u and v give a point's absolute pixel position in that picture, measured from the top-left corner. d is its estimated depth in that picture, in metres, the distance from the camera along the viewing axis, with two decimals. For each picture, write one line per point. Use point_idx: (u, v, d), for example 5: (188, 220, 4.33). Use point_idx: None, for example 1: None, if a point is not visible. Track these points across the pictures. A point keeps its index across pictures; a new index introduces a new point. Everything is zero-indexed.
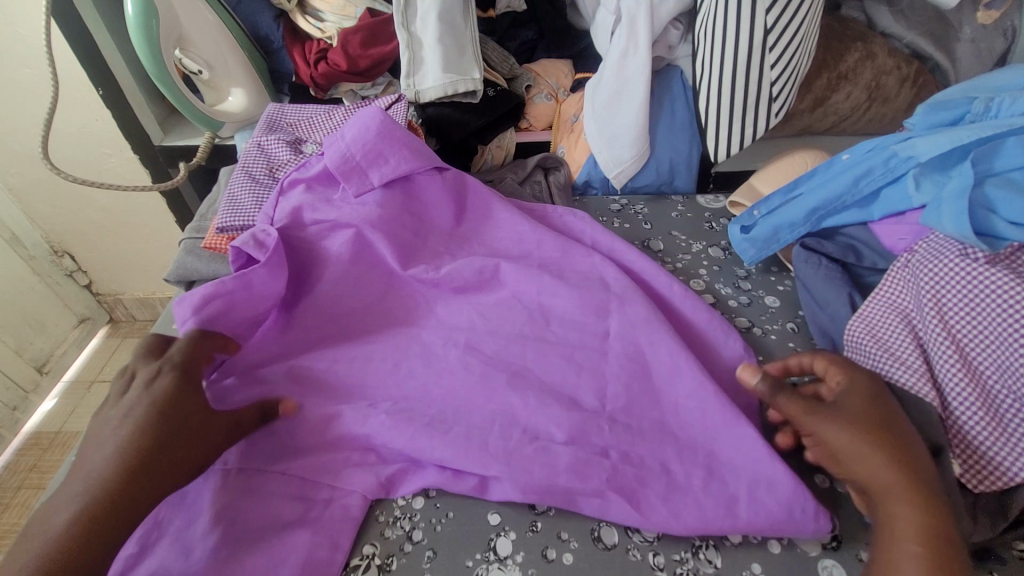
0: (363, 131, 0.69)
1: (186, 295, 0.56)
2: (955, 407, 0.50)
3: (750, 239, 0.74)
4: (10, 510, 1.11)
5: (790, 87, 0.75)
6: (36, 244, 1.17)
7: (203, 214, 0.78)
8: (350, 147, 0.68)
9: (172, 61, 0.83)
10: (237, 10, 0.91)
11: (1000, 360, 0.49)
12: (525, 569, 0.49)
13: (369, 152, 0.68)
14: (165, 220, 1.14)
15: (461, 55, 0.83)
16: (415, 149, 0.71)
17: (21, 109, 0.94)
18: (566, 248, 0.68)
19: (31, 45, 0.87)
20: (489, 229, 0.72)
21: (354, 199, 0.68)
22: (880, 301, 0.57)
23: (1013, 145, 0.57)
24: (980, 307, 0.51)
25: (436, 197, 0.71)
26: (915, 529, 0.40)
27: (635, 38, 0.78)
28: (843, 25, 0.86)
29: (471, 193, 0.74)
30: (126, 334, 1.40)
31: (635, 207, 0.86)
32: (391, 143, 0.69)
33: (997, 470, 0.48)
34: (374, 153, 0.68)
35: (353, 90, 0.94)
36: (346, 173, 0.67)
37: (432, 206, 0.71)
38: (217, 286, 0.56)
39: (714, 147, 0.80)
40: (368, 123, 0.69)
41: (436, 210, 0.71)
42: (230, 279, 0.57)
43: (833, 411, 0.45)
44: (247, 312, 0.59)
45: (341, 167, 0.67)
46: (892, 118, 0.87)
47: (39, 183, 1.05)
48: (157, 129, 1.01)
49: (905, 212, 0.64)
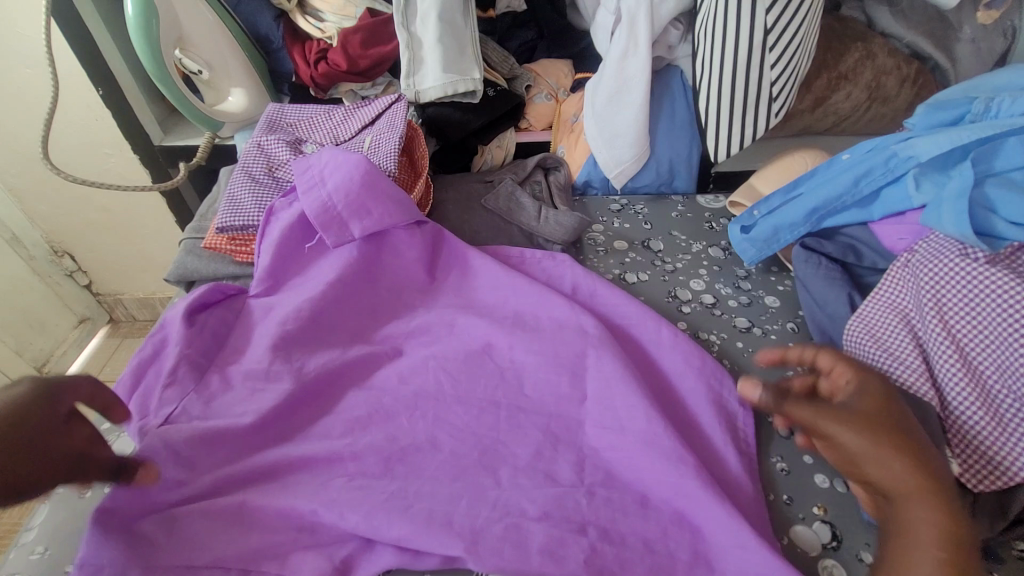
0: (342, 183, 0.67)
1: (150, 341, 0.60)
2: (954, 407, 0.50)
3: (750, 239, 0.74)
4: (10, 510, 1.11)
5: (790, 87, 0.75)
6: (37, 245, 1.17)
7: (203, 214, 0.78)
8: (326, 200, 0.66)
9: (172, 61, 0.83)
10: (237, 10, 0.91)
11: (1000, 359, 0.49)
12: None
13: (352, 204, 0.66)
14: (166, 220, 1.14)
15: (461, 55, 0.83)
16: (395, 202, 0.68)
17: (21, 109, 0.94)
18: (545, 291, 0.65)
19: (30, 44, 0.87)
20: (467, 272, 0.69)
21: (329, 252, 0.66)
22: (880, 302, 0.57)
23: (1014, 145, 0.57)
24: (981, 307, 0.51)
25: (411, 250, 0.68)
26: (936, 535, 0.39)
27: (635, 38, 0.78)
28: (843, 25, 0.86)
29: (448, 242, 0.71)
30: (126, 334, 1.40)
31: (635, 207, 0.86)
32: (370, 195, 0.66)
33: (999, 470, 0.47)
34: (356, 205, 0.66)
35: (353, 90, 0.94)
36: (328, 225, 0.65)
37: (409, 261, 0.68)
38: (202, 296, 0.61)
39: (714, 147, 0.80)
40: (353, 173, 0.67)
41: (412, 261, 0.68)
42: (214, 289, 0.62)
43: (839, 412, 0.44)
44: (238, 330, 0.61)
45: (323, 218, 0.66)
46: (892, 118, 0.87)
47: (39, 183, 1.05)
48: (157, 129, 1.01)
49: (905, 212, 0.64)
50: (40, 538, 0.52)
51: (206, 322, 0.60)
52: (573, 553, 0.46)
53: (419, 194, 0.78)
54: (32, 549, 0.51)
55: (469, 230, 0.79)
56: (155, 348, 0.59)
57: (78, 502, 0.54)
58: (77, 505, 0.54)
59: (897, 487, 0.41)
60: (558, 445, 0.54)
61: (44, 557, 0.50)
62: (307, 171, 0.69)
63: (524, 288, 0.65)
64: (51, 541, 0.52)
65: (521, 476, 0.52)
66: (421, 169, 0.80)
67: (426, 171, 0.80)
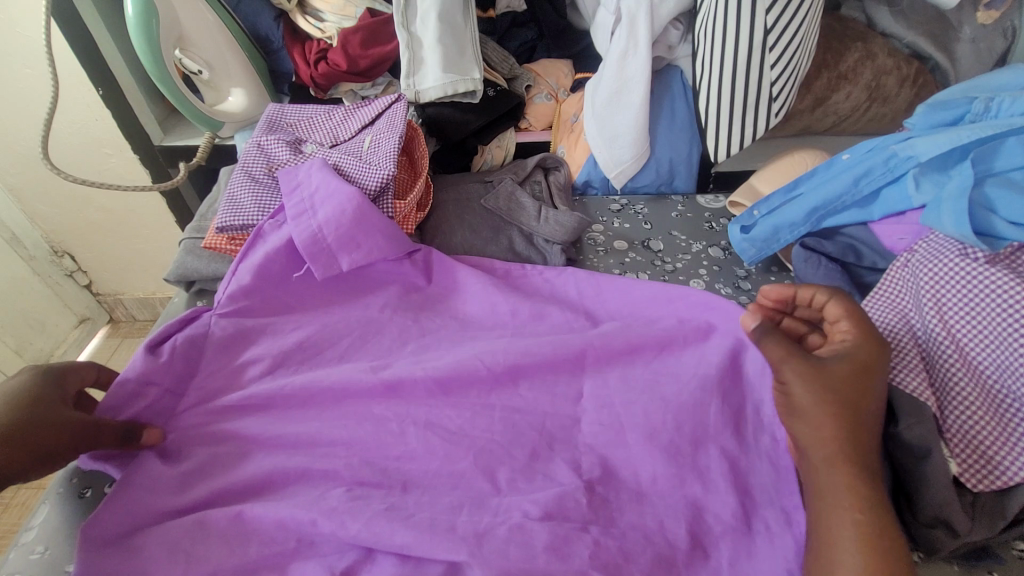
0: (336, 215, 0.65)
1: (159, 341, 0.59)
2: (954, 408, 0.49)
3: (750, 239, 0.74)
4: (10, 510, 1.11)
5: (790, 87, 0.75)
6: (36, 244, 1.17)
7: (203, 214, 0.78)
8: (319, 229, 0.64)
9: (172, 61, 0.83)
10: (237, 10, 0.91)
11: (1000, 359, 0.49)
12: None
13: (341, 237, 0.64)
14: (166, 220, 1.14)
15: (461, 55, 0.83)
16: (389, 234, 0.66)
17: (21, 109, 0.94)
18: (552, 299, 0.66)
19: (30, 44, 0.87)
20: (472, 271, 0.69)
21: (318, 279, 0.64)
22: (879, 301, 0.57)
23: (1014, 145, 0.57)
24: (981, 307, 0.51)
25: (406, 270, 0.68)
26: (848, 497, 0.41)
27: (635, 38, 0.78)
28: (843, 25, 0.86)
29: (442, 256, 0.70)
30: (127, 334, 1.40)
31: (635, 207, 0.86)
32: (364, 230, 0.65)
33: (996, 470, 0.48)
34: (347, 238, 0.64)
35: (352, 90, 0.94)
36: (315, 255, 0.63)
37: (404, 279, 0.68)
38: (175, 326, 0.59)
39: (714, 147, 0.80)
40: (344, 203, 0.66)
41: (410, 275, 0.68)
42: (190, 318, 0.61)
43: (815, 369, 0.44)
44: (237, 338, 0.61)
45: (311, 247, 0.64)
46: (892, 118, 0.87)
47: (39, 183, 1.05)
48: (156, 129, 1.02)
49: (905, 212, 0.64)
50: (40, 538, 0.52)
51: (175, 353, 0.57)
52: (576, 553, 0.46)
53: (418, 194, 0.78)
54: (32, 549, 0.51)
55: (469, 230, 0.79)
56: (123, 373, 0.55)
57: (77, 501, 0.54)
58: (76, 505, 0.54)
59: (823, 444, 0.43)
60: (557, 445, 0.54)
61: (44, 557, 0.51)
62: (297, 196, 0.67)
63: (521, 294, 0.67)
64: (51, 541, 0.52)
65: (521, 477, 0.52)
66: (421, 169, 0.80)
67: (426, 171, 0.80)
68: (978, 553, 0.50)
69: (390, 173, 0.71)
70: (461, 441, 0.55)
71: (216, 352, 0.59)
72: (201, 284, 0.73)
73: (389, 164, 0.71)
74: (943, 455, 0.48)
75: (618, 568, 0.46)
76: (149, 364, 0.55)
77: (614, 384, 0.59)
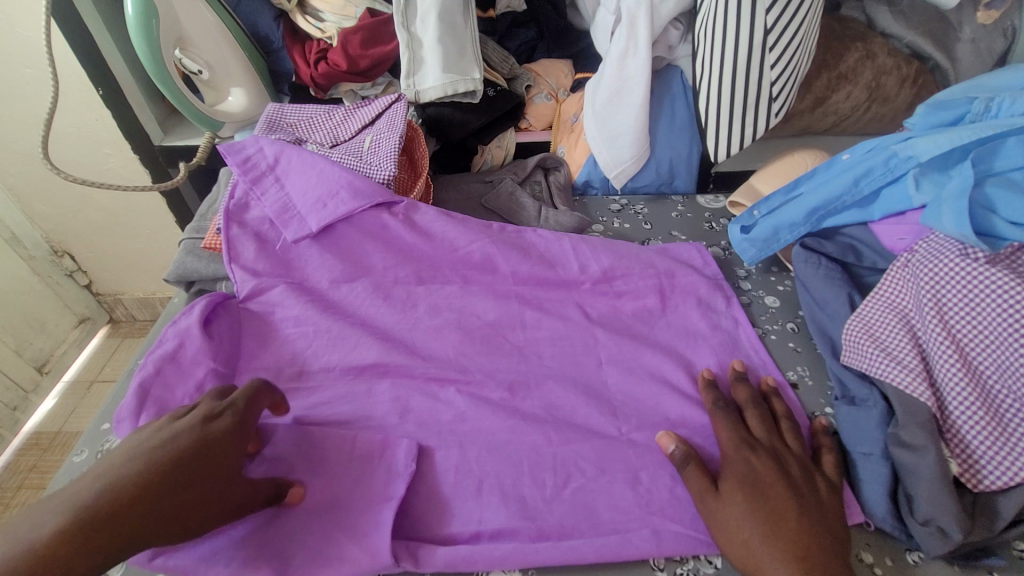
0: (366, 238, 0.69)
1: (189, 309, 0.60)
2: (954, 407, 0.50)
3: (750, 239, 0.74)
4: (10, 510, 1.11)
5: (790, 87, 0.74)
6: (36, 244, 1.17)
7: (203, 214, 0.75)
8: (359, 237, 0.68)
9: (172, 61, 0.83)
10: (237, 10, 0.91)
11: (1000, 360, 0.49)
12: (524, 569, 0.49)
13: (388, 254, 0.68)
14: (165, 221, 1.14)
15: (461, 55, 0.83)
16: (411, 257, 0.69)
17: (21, 109, 0.94)
18: (543, 290, 0.69)
19: (31, 45, 0.87)
20: (489, 274, 0.69)
21: (342, 284, 0.67)
22: (879, 301, 0.58)
23: (1014, 144, 0.57)
24: (981, 307, 0.51)
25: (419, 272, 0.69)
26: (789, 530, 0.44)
27: (636, 38, 0.78)
28: (843, 25, 0.86)
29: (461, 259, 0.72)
30: (127, 334, 1.41)
31: (635, 207, 0.87)
32: (403, 253, 0.69)
33: (999, 469, 0.47)
34: (385, 256, 0.68)
35: (353, 90, 0.94)
36: (354, 275, 0.67)
37: None
38: (208, 302, 0.61)
39: (714, 147, 0.80)
40: (371, 213, 0.69)
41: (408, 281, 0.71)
42: (212, 303, 0.61)
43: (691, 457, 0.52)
44: (251, 344, 0.62)
45: (358, 268, 0.68)
46: (892, 118, 0.87)
47: (39, 183, 1.05)
48: (157, 129, 1.01)
49: (905, 212, 0.64)
50: None
51: (219, 333, 0.61)
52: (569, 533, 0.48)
53: (418, 194, 0.78)
54: None
55: None
56: (171, 349, 0.57)
57: None
58: None
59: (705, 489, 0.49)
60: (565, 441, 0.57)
61: None
62: (315, 185, 0.68)
63: (532, 300, 0.68)
64: None
65: (530, 477, 0.53)
66: (421, 170, 0.81)
67: (426, 171, 0.80)
68: (978, 553, 0.49)
69: (389, 173, 0.72)
70: (469, 439, 0.56)
71: (251, 336, 0.62)
72: (201, 285, 0.71)
73: (390, 165, 0.72)
74: (943, 454, 0.49)
75: (674, 555, 0.49)
76: (205, 341, 0.58)
77: (602, 387, 0.61)
